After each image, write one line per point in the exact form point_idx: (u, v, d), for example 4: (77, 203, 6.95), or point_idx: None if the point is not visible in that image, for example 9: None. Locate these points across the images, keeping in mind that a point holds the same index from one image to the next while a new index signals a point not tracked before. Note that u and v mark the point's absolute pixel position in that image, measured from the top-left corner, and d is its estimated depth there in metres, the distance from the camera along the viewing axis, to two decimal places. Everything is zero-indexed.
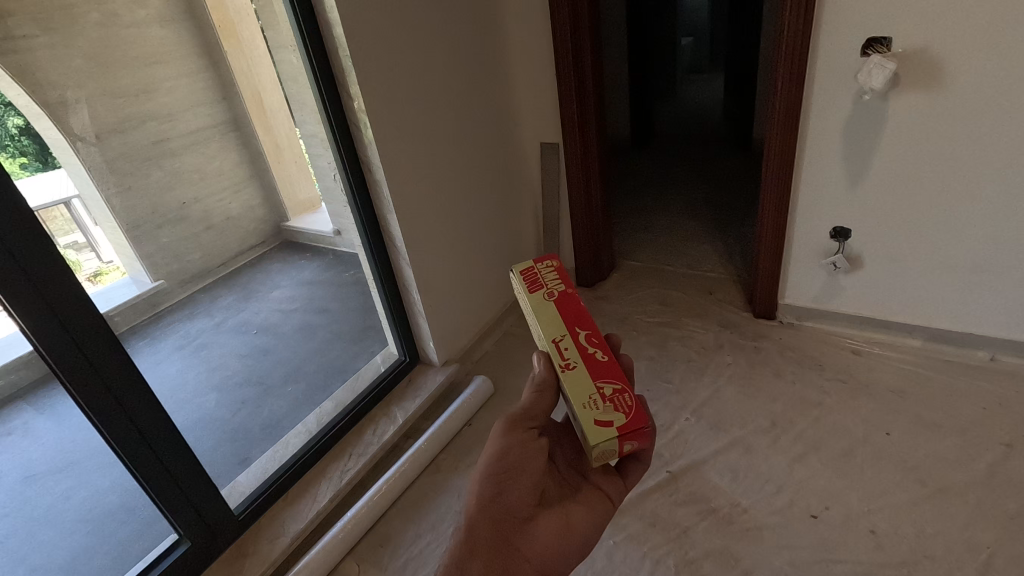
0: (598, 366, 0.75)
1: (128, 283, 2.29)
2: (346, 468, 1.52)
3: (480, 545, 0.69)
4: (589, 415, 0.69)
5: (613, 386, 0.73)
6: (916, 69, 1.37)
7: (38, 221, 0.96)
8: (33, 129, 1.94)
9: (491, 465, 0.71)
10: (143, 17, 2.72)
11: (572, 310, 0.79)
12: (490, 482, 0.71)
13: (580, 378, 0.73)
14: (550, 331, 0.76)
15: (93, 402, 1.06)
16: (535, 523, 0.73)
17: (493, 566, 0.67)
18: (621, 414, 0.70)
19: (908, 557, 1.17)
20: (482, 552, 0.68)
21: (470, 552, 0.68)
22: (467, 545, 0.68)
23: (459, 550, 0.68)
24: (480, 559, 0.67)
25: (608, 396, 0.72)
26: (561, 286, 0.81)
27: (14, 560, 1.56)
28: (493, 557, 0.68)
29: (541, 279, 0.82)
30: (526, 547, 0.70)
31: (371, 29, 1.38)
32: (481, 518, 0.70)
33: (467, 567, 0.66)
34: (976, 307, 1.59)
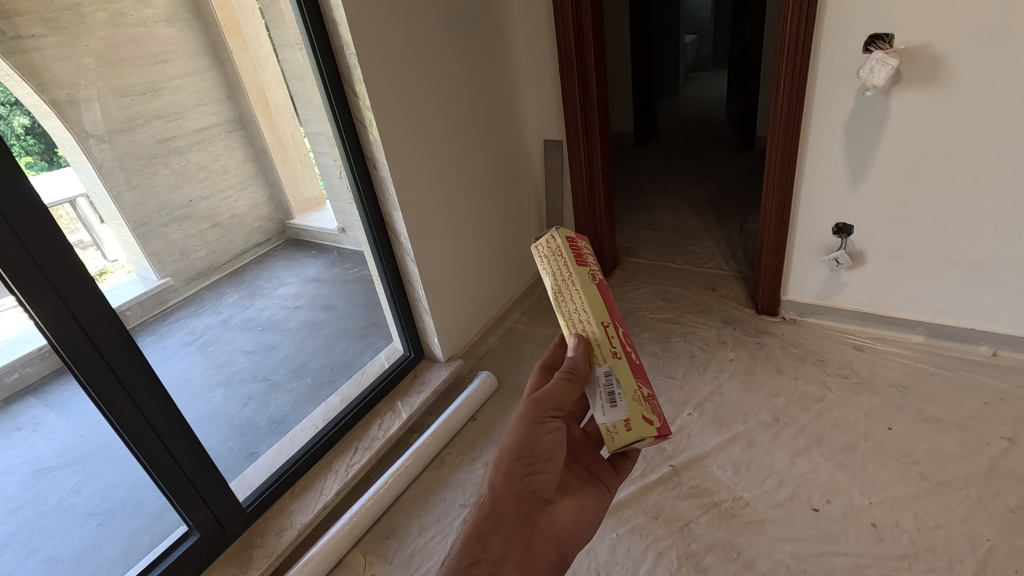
0: (636, 366, 0.70)
1: (135, 279, 2.33)
2: (352, 462, 1.54)
3: (504, 520, 0.68)
4: (639, 409, 0.66)
5: (645, 388, 0.70)
6: (917, 66, 1.38)
7: (51, 217, 0.98)
8: (41, 128, 1.97)
9: (517, 446, 0.70)
10: (150, 16, 2.76)
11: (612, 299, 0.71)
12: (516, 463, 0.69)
13: (625, 372, 0.68)
14: (599, 313, 0.67)
15: (105, 396, 1.08)
16: (555, 504, 0.72)
17: (514, 540, 0.67)
18: (657, 416, 0.69)
19: (909, 549, 1.18)
20: (505, 527, 0.67)
21: (492, 526, 0.67)
22: (490, 519, 0.67)
23: (481, 523, 0.67)
24: (501, 534, 0.67)
25: (645, 396, 0.69)
26: (599, 271, 0.71)
27: (26, 552, 1.59)
28: (515, 533, 0.67)
29: (585, 254, 0.70)
30: (546, 526, 0.69)
31: (376, 27, 1.40)
32: (506, 493, 0.69)
33: (489, 540, 0.66)
34: (978, 303, 1.60)
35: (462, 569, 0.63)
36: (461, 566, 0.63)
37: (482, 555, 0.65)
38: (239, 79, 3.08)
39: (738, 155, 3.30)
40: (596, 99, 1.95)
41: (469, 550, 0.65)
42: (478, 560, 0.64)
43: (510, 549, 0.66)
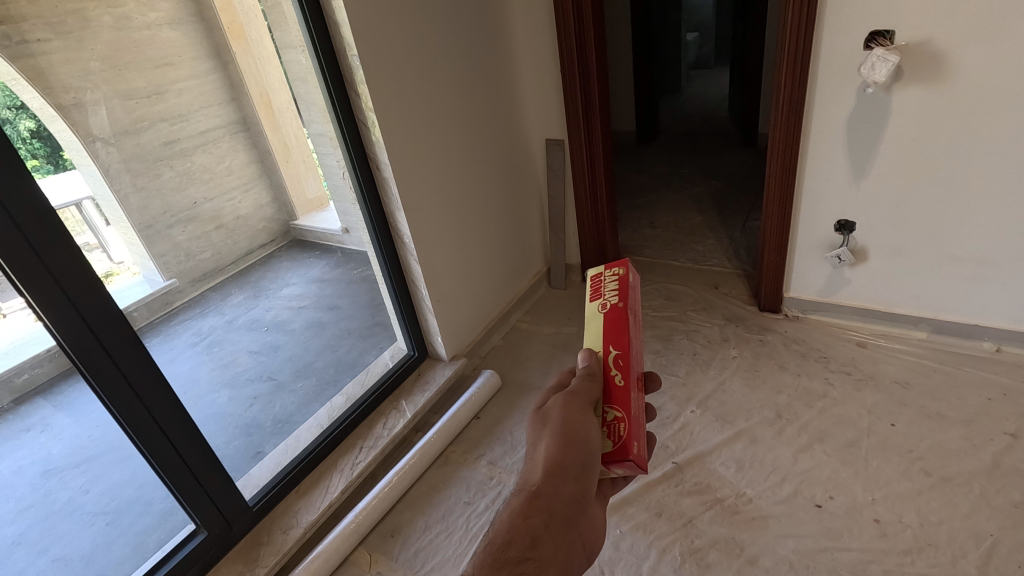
0: (614, 389, 0.69)
1: (141, 281, 2.34)
2: (357, 460, 1.55)
3: (554, 517, 0.64)
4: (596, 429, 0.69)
5: (615, 413, 0.69)
6: (918, 63, 1.38)
7: (58, 218, 0.99)
8: (47, 131, 1.99)
9: (571, 441, 0.67)
10: (154, 20, 2.78)
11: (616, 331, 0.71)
12: (569, 457, 0.66)
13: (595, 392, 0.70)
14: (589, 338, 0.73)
15: (114, 395, 1.10)
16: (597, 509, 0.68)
17: (561, 542, 0.63)
18: (609, 444, 0.68)
19: (912, 545, 1.19)
20: (556, 525, 0.63)
21: (543, 523, 0.63)
22: (540, 513, 0.63)
23: (531, 517, 0.63)
24: (552, 533, 0.62)
25: (609, 421, 0.69)
26: (616, 300, 0.73)
27: (36, 552, 1.61)
28: (564, 533, 0.63)
29: (602, 286, 0.75)
30: (586, 531, 0.66)
31: (378, 29, 1.41)
32: (557, 490, 0.65)
33: (539, 536, 0.62)
34: (981, 298, 1.60)
35: (508, 563, 0.59)
36: (508, 563, 0.58)
37: (531, 551, 0.60)
38: (242, 81, 3.08)
39: (741, 153, 3.30)
40: (597, 97, 1.96)
41: (517, 544, 0.61)
42: (527, 558, 0.59)
43: (557, 549, 0.61)
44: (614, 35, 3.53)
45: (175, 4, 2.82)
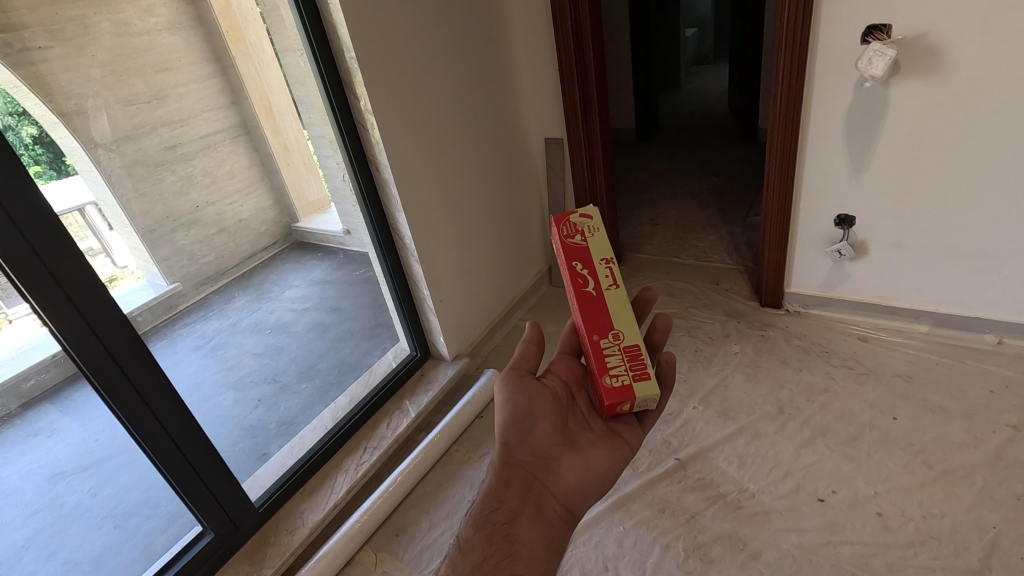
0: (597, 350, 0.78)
1: (145, 286, 2.36)
2: (362, 460, 1.56)
3: (514, 477, 0.75)
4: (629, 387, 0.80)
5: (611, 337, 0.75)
6: (916, 57, 1.38)
7: (61, 224, 1.00)
8: (50, 138, 2.00)
9: (507, 417, 0.77)
10: (153, 25, 2.79)
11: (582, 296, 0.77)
12: (510, 431, 0.77)
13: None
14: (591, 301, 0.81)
15: (119, 399, 1.11)
16: (560, 461, 0.76)
17: (526, 496, 0.73)
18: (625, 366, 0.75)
19: (914, 538, 1.19)
20: (517, 485, 0.74)
21: (503, 485, 0.74)
22: (500, 479, 0.74)
23: (493, 483, 0.74)
24: (513, 490, 0.73)
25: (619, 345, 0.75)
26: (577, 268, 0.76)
27: (46, 555, 1.62)
28: (526, 489, 0.74)
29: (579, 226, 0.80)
30: (552, 482, 0.75)
31: (376, 32, 1.41)
32: (510, 460, 0.76)
33: (503, 496, 0.73)
34: (982, 291, 1.60)
35: (483, 520, 0.71)
36: (482, 518, 0.71)
37: (498, 506, 0.72)
38: (242, 85, 3.09)
39: (741, 149, 3.29)
40: (595, 96, 1.96)
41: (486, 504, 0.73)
42: (496, 510, 0.71)
43: (522, 501, 0.73)
44: (613, 34, 3.53)
45: (174, 9, 2.83)
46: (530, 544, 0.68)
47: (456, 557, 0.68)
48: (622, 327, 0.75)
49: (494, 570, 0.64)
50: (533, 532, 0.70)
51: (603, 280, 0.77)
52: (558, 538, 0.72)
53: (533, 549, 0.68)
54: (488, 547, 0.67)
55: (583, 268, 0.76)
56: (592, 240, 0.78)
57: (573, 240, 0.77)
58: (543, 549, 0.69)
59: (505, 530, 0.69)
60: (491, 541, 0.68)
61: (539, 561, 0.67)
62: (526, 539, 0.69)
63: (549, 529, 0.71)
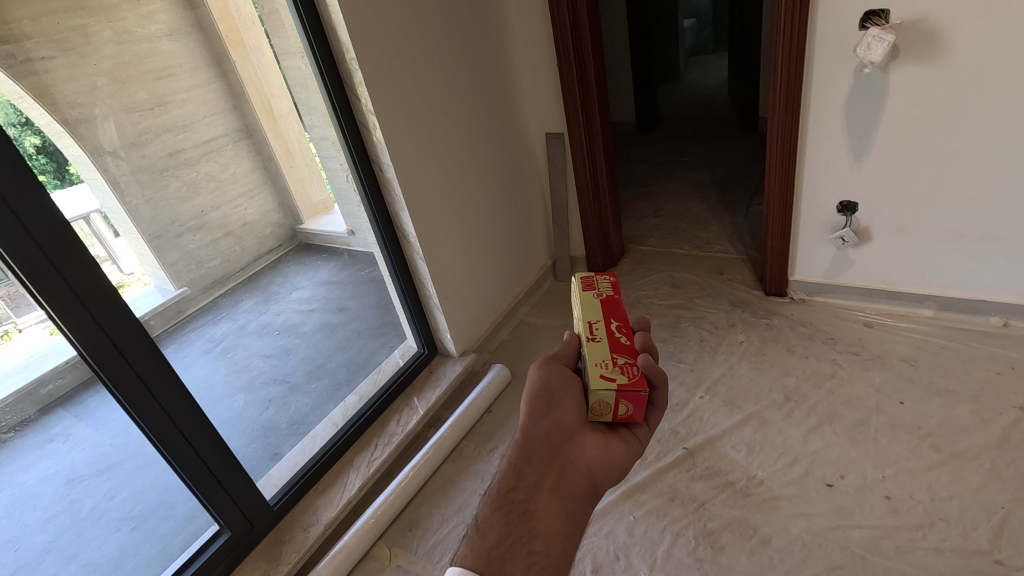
0: (618, 345, 0.77)
1: (152, 291, 2.39)
2: (373, 457, 1.58)
3: (534, 453, 0.73)
4: (596, 368, 0.72)
5: (625, 359, 0.74)
6: (915, 41, 1.38)
7: (73, 232, 1.02)
8: (54, 148, 2.02)
9: (533, 392, 0.77)
10: (154, 32, 2.80)
11: (612, 308, 0.85)
12: (534, 403, 0.76)
13: (599, 347, 0.76)
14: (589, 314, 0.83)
15: (135, 402, 1.13)
16: (582, 437, 0.74)
17: (547, 471, 0.72)
18: (625, 376, 0.71)
19: (923, 520, 1.20)
20: (537, 460, 0.73)
21: (523, 460, 0.73)
22: (522, 453, 0.74)
23: (513, 458, 0.74)
24: (534, 465, 0.72)
25: (620, 363, 0.73)
26: (610, 292, 0.89)
27: (66, 558, 1.66)
28: (545, 465, 0.72)
29: (595, 284, 0.91)
30: (574, 456, 0.73)
31: (375, 32, 1.42)
32: (531, 433, 0.75)
33: (522, 472, 0.73)
34: (985, 273, 1.60)
35: (502, 497, 0.71)
36: (501, 496, 0.72)
37: (518, 481, 0.72)
38: (243, 89, 3.12)
39: (742, 138, 3.29)
40: (595, 90, 1.96)
41: (506, 479, 0.73)
42: (516, 487, 0.71)
43: (543, 476, 0.72)
44: (611, 28, 3.53)
45: (174, 16, 2.84)
46: (548, 522, 0.68)
47: (475, 537, 0.70)
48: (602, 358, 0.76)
49: (510, 550, 0.66)
50: (551, 509, 0.70)
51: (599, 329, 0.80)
52: (579, 514, 0.71)
53: (551, 526, 0.68)
54: (506, 525, 0.69)
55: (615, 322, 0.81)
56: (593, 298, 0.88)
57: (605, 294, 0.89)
58: (561, 524, 0.69)
59: (523, 508, 0.70)
60: (510, 518, 0.69)
61: (557, 540, 0.67)
62: (543, 515, 0.69)
63: (569, 506, 0.71)
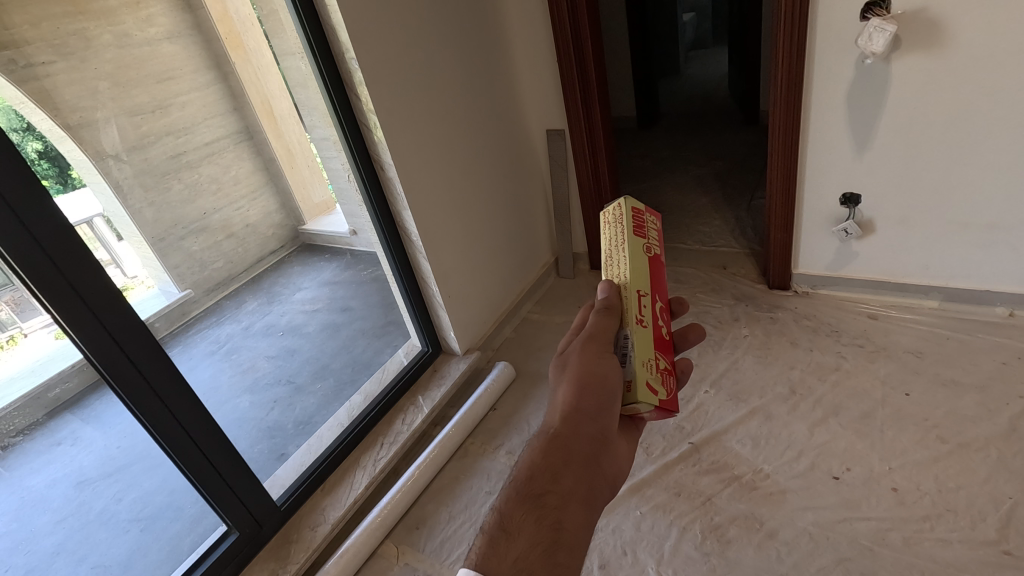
0: (658, 337, 0.68)
1: (156, 293, 2.40)
2: (379, 456, 1.59)
3: (574, 455, 0.63)
4: (645, 374, 0.63)
5: (665, 363, 0.67)
6: (917, 32, 1.38)
7: (78, 237, 1.02)
8: (56, 153, 2.03)
9: (589, 381, 0.64)
10: (153, 35, 2.80)
11: (654, 273, 0.71)
12: (590, 396, 0.64)
13: (645, 339, 0.66)
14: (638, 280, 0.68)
15: (142, 404, 1.13)
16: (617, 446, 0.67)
17: (582, 478, 0.63)
18: (665, 391, 0.65)
19: (930, 511, 1.20)
20: (577, 463, 0.63)
21: (562, 463, 0.62)
22: (561, 453, 0.63)
23: (551, 457, 0.63)
24: (572, 469, 0.62)
25: (661, 368, 0.66)
26: (657, 249, 0.73)
27: (76, 560, 1.67)
28: (585, 472, 0.63)
29: (646, 228, 0.72)
30: (608, 466, 0.65)
31: (375, 31, 1.42)
32: (576, 431, 0.64)
33: (558, 475, 0.62)
34: (990, 263, 1.60)
35: (534, 497, 0.60)
36: (531, 497, 0.60)
37: (552, 486, 0.61)
38: (243, 91, 3.10)
39: (744, 132, 3.28)
40: (596, 86, 1.96)
41: (539, 480, 0.61)
42: (548, 493, 0.60)
43: (578, 483, 0.62)
44: (610, 23, 3.52)
45: (173, 18, 2.85)
46: (581, 534, 0.59)
47: (498, 540, 0.58)
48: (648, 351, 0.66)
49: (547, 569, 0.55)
50: (584, 520, 0.60)
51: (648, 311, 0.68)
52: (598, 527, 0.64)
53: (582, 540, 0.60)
54: (539, 535, 0.57)
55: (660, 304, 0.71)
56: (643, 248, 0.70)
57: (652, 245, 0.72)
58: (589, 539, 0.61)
59: (555, 518, 0.59)
60: (539, 527, 0.58)
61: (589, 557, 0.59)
62: (578, 528, 0.59)
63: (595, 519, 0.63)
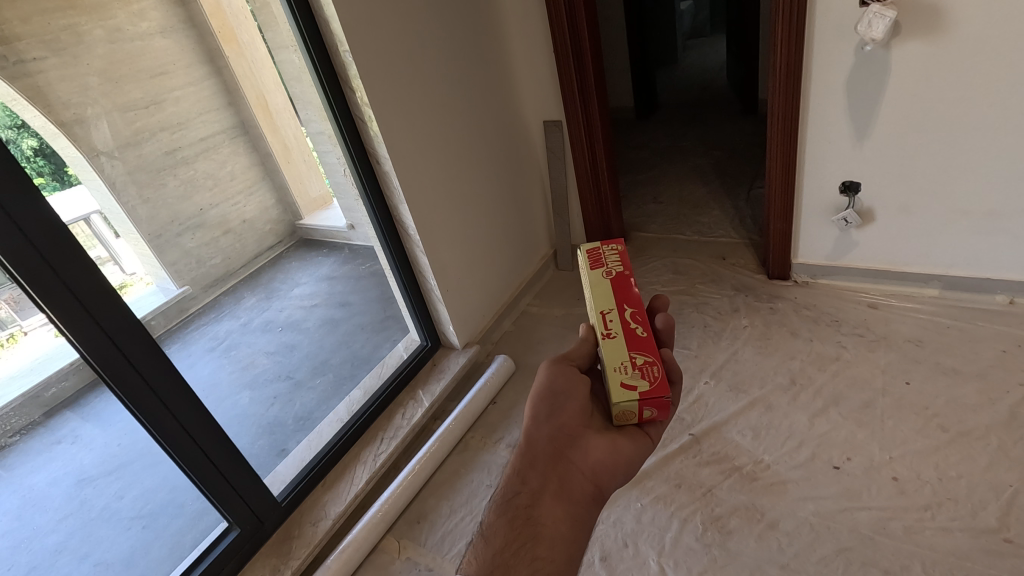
0: (636, 341, 0.77)
1: (154, 291, 2.40)
2: (380, 451, 1.59)
3: (538, 456, 0.73)
4: (617, 376, 0.72)
5: (645, 357, 0.75)
6: (917, 18, 1.36)
7: (73, 236, 1.01)
8: (50, 150, 2.01)
9: (539, 392, 0.76)
10: (145, 29, 2.77)
11: (624, 291, 0.83)
12: (537, 406, 0.75)
13: (618, 347, 0.76)
14: (600, 303, 0.81)
15: (140, 402, 1.13)
16: (586, 439, 0.74)
17: (549, 475, 0.72)
18: (646, 382, 0.72)
19: (931, 500, 1.20)
20: (540, 464, 0.73)
21: (527, 465, 0.73)
22: (526, 457, 0.74)
23: (518, 462, 0.74)
24: (537, 470, 0.72)
25: (639, 365, 0.74)
26: (620, 267, 0.86)
27: (79, 558, 1.67)
28: (549, 469, 0.72)
29: (603, 257, 0.88)
30: (578, 459, 0.73)
31: (369, 23, 1.40)
32: (533, 437, 0.74)
33: (526, 476, 0.72)
34: (991, 250, 1.59)
35: (507, 503, 0.71)
36: (505, 501, 0.71)
37: (522, 487, 0.72)
38: (238, 85, 3.08)
39: (743, 121, 3.26)
40: (593, 77, 1.95)
41: (510, 484, 0.73)
42: (519, 493, 0.71)
43: (545, 480, 0.72)
44: (606, 13, 3.49)
45: (165, 12, 2.81)
46: (552, 527, 0.68)
47: (479, 544, 0.69)
48: (624, 354, 0.75)
49: (514, 557, 0.65)
50: (554, 511, 0.70)
51: (617, 323, 0.79)
52: (585, 516, 0.71)
53: (556, 530, 0.68)
54: (511, 531, 0.68)
55: (631, 311, 0.80)
56: (604, 275, 0.85)
57: (613, 269, 0.86)
58: (567, 528, 0.69)
59: (527, 514, 0.69)
60: (513, 525, 0.69)
61: (563, 544, 0.67)
62: (548, 521, 0.69)
63: (573, 506, 0.71)
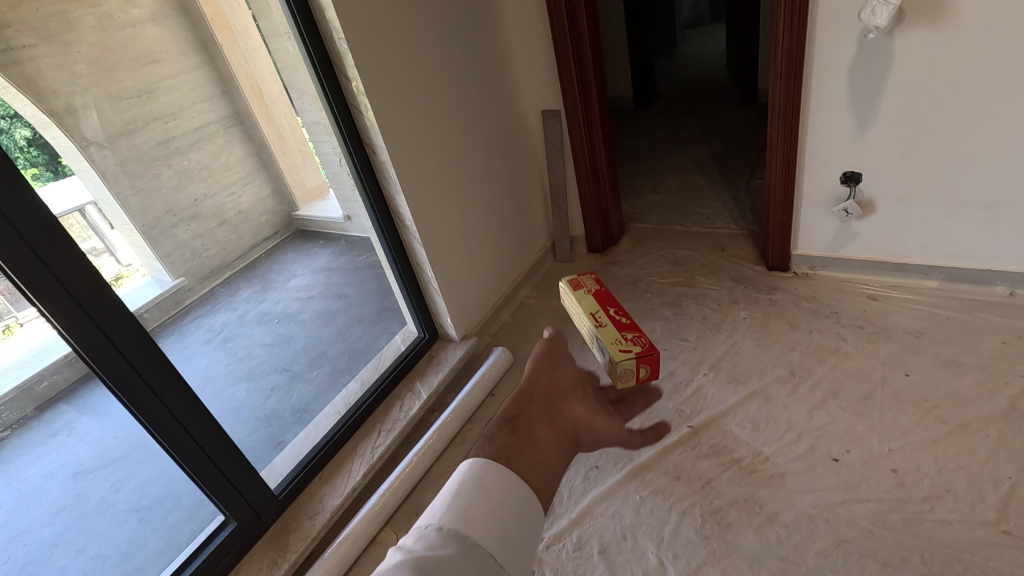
0: (622, 324, 0.77)
1: (149, 282, 2.48)
2: (377, 443, 1.58)
3: (532, 401, 0.66)
4: (612, 345, 0.71)
5: (633, 333, 0.74)
6: (922, 5, 1.34)
7: (63, 228, 0.99)
8: (43, 140, 1.98)
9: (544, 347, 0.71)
10: (137, 16, 2.73)
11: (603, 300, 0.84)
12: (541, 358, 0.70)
13: (607, 330, 0.75)
14: (585, 308, 0.81)
15: (133, 396, 1.11)
16: (580, 397, 0.68)
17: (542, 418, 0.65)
18: (639, 344, 0.71)
19: (930, 492, 1.19)
20: (535, 405, 0.66)
21: (519, 407, 0.66)
22: (518, 399, 0.67)
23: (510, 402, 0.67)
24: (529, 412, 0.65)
25: (630, 336, 0.73)
26: (597, 285, 0.86)
27: (75, 551, 1.66)
28: (544, 413, 0.65)
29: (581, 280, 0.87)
30: (569, 410, 0.66)
31: (364, 9, 1.38)
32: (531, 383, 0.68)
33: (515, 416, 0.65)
34: (992, 242, 1.58)
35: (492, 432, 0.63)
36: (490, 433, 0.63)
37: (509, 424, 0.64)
38: (232, 74, 3.06)
39: (743, 111, 3.23)
40: (592, 65, 1.93)
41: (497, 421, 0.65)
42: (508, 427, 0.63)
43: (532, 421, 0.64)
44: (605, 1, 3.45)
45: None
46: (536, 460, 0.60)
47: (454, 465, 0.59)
48: (614, 338, 0.74)
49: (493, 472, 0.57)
50: (539, 449, 0.61)
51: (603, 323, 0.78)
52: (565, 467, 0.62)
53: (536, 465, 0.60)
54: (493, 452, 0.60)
55: (616, 312, 0.80)
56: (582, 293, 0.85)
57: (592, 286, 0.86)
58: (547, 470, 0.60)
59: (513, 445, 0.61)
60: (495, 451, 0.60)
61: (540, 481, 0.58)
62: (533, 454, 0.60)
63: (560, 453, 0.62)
